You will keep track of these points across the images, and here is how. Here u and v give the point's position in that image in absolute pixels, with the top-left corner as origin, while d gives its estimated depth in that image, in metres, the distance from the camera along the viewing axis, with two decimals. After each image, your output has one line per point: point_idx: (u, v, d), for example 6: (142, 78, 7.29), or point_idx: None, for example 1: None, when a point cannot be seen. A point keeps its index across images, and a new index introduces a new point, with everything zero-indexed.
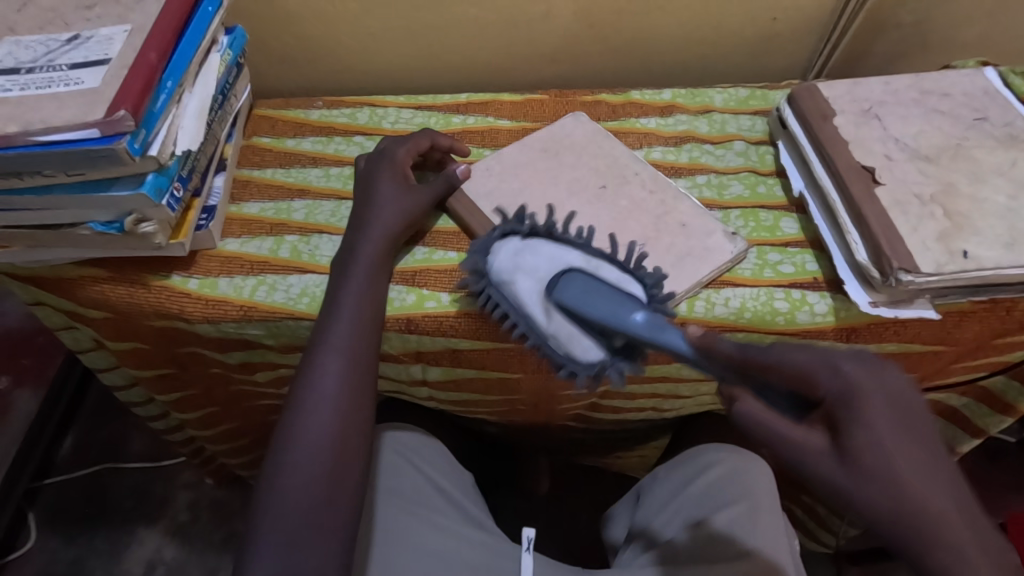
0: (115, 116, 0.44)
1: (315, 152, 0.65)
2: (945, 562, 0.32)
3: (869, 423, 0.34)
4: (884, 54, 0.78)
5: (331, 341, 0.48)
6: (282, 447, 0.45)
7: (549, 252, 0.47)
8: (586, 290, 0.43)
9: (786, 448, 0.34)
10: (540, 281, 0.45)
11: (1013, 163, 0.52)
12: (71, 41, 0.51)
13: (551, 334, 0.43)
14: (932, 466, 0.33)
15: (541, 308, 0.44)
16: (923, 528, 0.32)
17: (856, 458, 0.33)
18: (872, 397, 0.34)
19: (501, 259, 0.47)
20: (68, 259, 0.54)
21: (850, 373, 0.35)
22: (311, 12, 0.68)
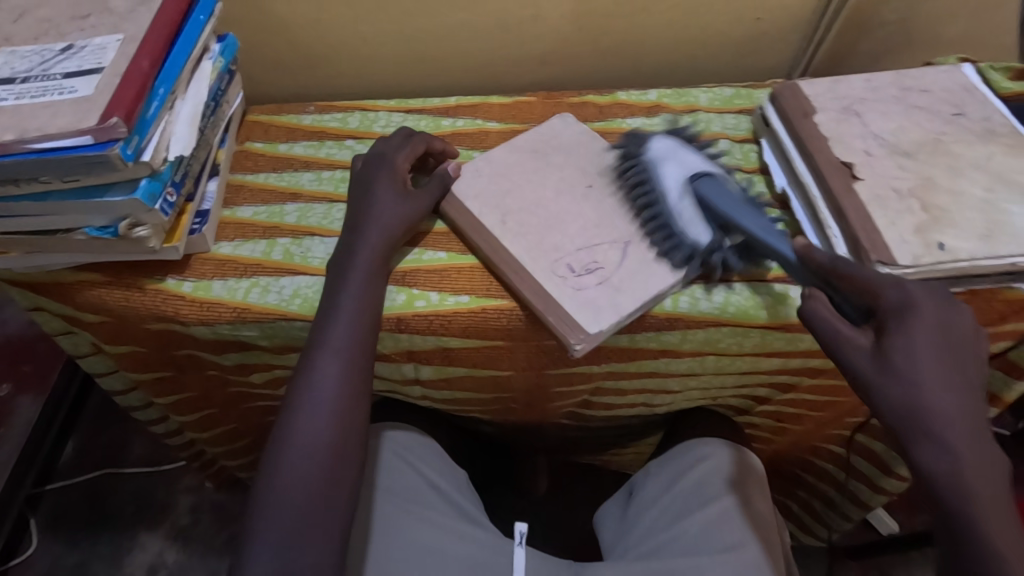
0: (107, 122, 0.45)
1: (307, 156, 0.66)
2: (930, 453, 0.40)
3: (914, 331, 0.42)
4: (869, 52, 0.79)
5: (329, 341, 0.49)
6: (281, 443, 0.46)
7: (699, 158, 0.57)
8: (719, 187, 0.54)
9: (836, 326, 0.44)
10: (686, 173, 0.56)
11: (990, 156, 0.53)
12: (65, 50, 0.53)
13: (677, 212, 0.54)
14: (954, 381, 0.41)
15: (677, 195, 0.55)
16: (924, 422, 0.40)
17: (888, 355, 0.41)
18: (919, 313, 0.43)
19: (655, 151, 0.58)
20: (65, 264, 0.55)
21: (908, 287, 0.44)
22: (301, 19, 0.69)
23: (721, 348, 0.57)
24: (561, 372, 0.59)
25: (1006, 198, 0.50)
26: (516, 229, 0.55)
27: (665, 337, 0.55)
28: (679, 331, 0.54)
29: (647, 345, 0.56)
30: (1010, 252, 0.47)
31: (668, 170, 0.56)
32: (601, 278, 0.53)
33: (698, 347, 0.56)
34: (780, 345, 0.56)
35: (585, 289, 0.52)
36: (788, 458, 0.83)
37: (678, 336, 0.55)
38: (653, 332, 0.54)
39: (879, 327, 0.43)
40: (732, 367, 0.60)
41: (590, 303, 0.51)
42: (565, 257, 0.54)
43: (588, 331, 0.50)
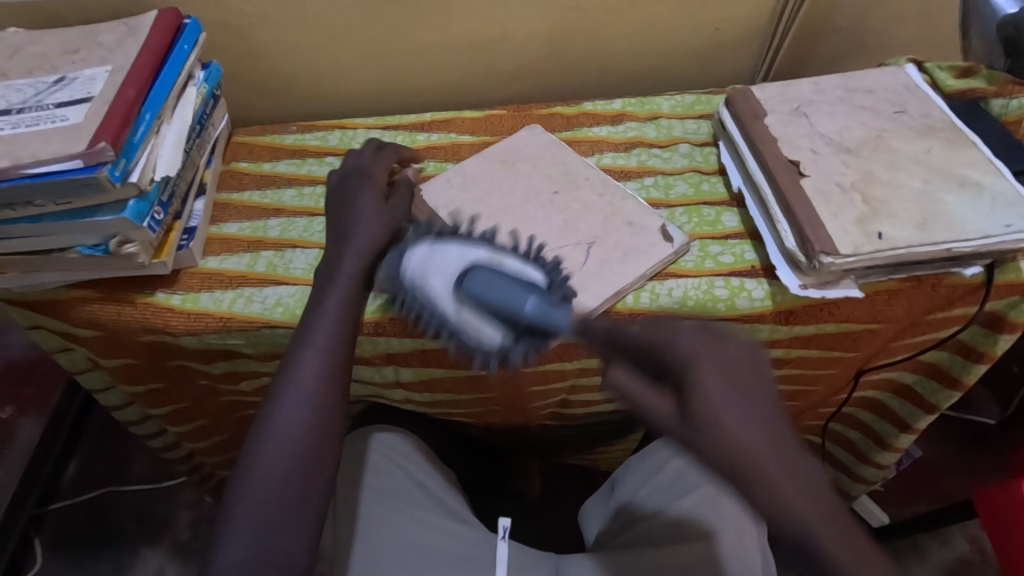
0: (96, 148, 0.49)
1: (290, 174, 0.70)
2: (767, 498, 0.37)
3: (707, 384, 0.39)
4: (826, 55, 0.83)
5: (312, 342, 0.52)
6: (262, 437, 0.49)
7: (455, 252, 0.53)
8: (489, 281, 0.49)
9: (638, 402, 0.40)
10: (450, 277, 0.51)
11: (928, 150, 0.56)
12: (58, 82, 0.56)
13: (460, 322, 0.50)
14: (754, 420, 0.39)
15: (448, 302, 0.50)
16: (750, 469, 0.37)
17: (692, 412, 0.39)
18: (699, 362, 0.40)
19: (412, 254, 0.53)
20: (60, 282, 0.58)
21: (690, 341, 0.41)
22: (281, 45, 0.73)
23: None
24: (534, 370, 0.62)
25: (942, 189, 0.53)
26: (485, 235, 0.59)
27: None
28: None
29: None
30: (944, 239, 0.50)
31: (433, 284, 0.51)
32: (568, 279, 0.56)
33: None
34: None
35: None
36: None
37: None
38: None
39: (674, 390, 0.40)
40: None
41: None
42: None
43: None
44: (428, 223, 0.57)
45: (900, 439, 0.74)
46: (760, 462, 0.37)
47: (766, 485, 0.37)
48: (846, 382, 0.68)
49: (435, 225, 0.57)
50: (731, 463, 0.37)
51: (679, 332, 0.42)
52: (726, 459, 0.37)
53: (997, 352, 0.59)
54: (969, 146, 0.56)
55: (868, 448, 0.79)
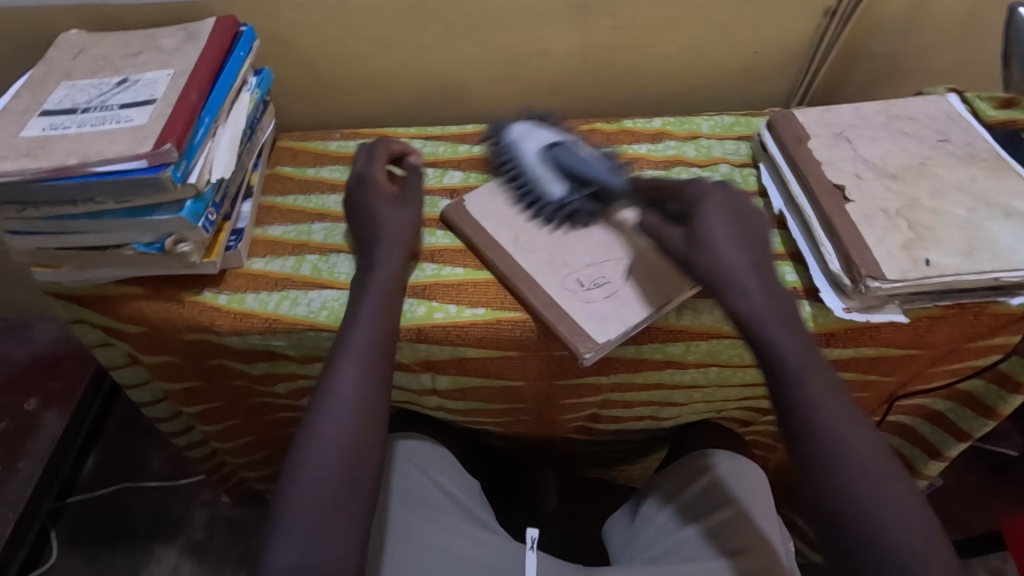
0: (162, 148, 0.50)
1: (334, 179, 0.71)
2: (738, 300, 0.50)
3: (710, 216, 0.53)
4: (862, 81, 0.84)
5: (349, 347, 0.53)
6: (306, 441, 0.50)
7: (552, 134, 0.66)
8: (570, 151, 0.62)
9: (660, 233, 0.55)
10: (542, 146, 0.65)
11: (973, 179, 0.56)
12: (120, 84, 0.58)
13: (534, 179, 0.63)
14: (740, 245, 0.52)
15: (533, 166, 0.64)
16: (728, 281, 0.50)
17: (695, 237, 0.52)
18: (708, 199, 0.54)
19: (517, 134, 0.67)
20: (111, 278, 0.59)
21: (705, 184, 0.55)
22: (329, 55, 0.74)
23: (723, 359, 0.59)
24: (569, 383, 0.62)
25: (988, 217, 0.53)
26: (526, 246, 0.60)
27: (669, 348, 0.58)
28: (682, 343, 0.57)
29: (652, 356, 0.59)
30: (991, 268, 0.50)
31: (523, 147, 0.66)
32: (608, 291, 0.57)
33: (701, 358, 0.59)
34: None
35: (593, 302, 0.56)
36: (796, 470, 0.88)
37: (682, 348, 0.58)
38: (657, 343, 0.57)
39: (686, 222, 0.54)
40: (734, 379, 0.63)
41: (598, 315, 0.55)
42: (575, 272, 0.58)
43: (596, 341, 0.53)
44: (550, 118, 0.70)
45: (930, 466, 0.74)
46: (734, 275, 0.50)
47: (740, 291, 0.50)
48: (878, 406, 0.68)
49: (550, 121, 0.69)
50: (706, 268, 0.51)
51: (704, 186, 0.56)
52: (703, 264, 0.51)
53: None
54: (1014, 176, 0.57)
55: None
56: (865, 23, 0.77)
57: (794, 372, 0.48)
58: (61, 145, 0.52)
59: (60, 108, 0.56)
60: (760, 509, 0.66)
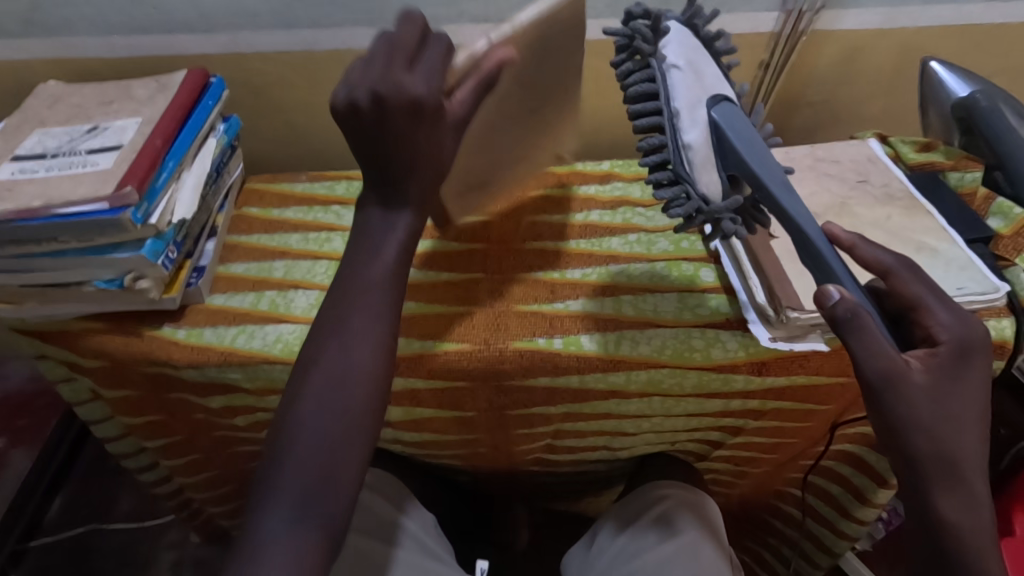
0: (124, 191, 0.54)
1: (297, 220, 0.74)
2: (949, 479, 0.45)
3: (967, 373, 0.47)
4: (802, 126, 0.89)
5: (362, 300, 0.48)
6: (304, 394, 0.45)
7: (716, 74, 0.52)
8: (738, 124, 0.50)
9: (870, 331, 0.45)
10: (703, 91, 0.51)
11: (888, 218, 0.61)
12: (91, 130, 0.62)
13: (691, 148, 0.49)
14: (975, 420, 0.46)
15: (690, 118, 0.50)
16: (949, 453, 0.45)
17: (937, 382, 0.46)
18: (966, 353, 0.47)
19: (676, 55, 0.50)
20: (73, 314, 0.61)
21: (968, 329, 0.48)
22: (297, 102, 0.79)
23: (664, 389, 0.61)
24: (520, 413, 0.64)
25: (900, 252, 0.58)
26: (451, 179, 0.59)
27: (611, 378, 0.60)
28: (623, 372, 0.60)
29: (595, 386, 0.61)
30: None
31: (686, 79, 0.50)
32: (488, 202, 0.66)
33: (643, 388, 0.61)
34: (715, 385, 0.61)
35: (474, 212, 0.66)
36: (755, 501, 0.89)
37: (623, 377, 0.60)
38: (598, 373, 0.60)
39: (934, 364, 0.46)
40: (678, 410, 0.65)
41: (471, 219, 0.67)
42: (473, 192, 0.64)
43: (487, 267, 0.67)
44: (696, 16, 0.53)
45: (879, 494, 0.74)
46: (955, 453, 0.45)
47: (959, 478, 0.45)
48: (821, 434, 0.71)
49: (705, 37, 0.53)
50: (940, 442, 0.45)
51: (908, 276, 0.50)
52: (940, 440, 0.45)
53: None
54: (925, 215, 0.61)
55: (849, 505, 0.79)
56: (798, 74, 0.83)
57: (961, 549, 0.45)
58: (28, 189, 0.55)
59: (31, 153, 0.59)
60: (709, 539, 0.68)
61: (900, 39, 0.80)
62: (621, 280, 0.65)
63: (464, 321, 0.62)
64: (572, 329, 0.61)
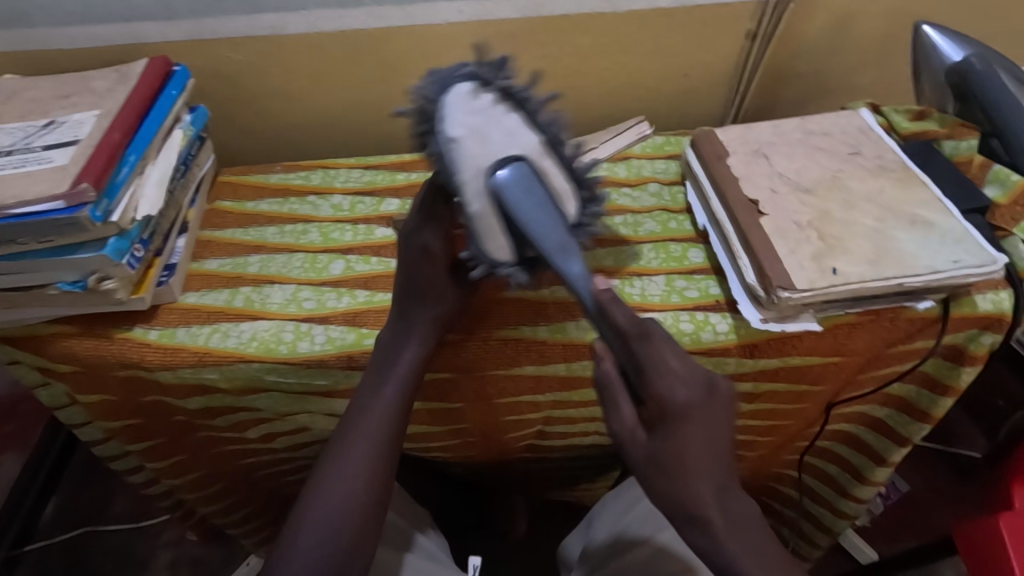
0: (78, 188, 0.51)
1: (272, 212, 0.71)
2: (696, 531, 0.44)
3: (687, 431, 0.43)
4: (792, 99, 0.87)
5: (380, 395, 0.54)
6: (308, 502, 0.52)
7: (508, 134, 0.45)
8: (523, 196, 0.44)
9: (612, 397, 0.44)
10: (488, 157, 0.44)
11: (882, 190, 0.59)
12: (47, 125, 0.59)
13: (473, 220, 0.46)
14: (707, 473, 0.43)
15: (473, 190, 0.45)
16: (687, 508, 0.44)
17: (658, 441, 0.43)
18: (692, 411, 0.43)
19: (454, 123, 0.44)
20: (41, 318, 0.59)
21: (682, 395, 0.43)
22: (268, 90, 0.76)
23: None
24: (507, 402, 0.63)
25: (894, 226, 0.56)
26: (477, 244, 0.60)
27: None
28: None
29: (583, 373, 0.59)
30: (895, 274, 0.52)
31: (467, 153, 0.44)
32: None
33: None
34: None
35: None
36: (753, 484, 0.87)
37: None
38: (586, 360, 0.59)
39: (658, 427, 0.43)
40: None
41: None
42: None
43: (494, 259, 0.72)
44: (496, 65, 0.47)
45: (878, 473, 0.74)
46: (698, 507, 0.44)
47: (695, 521, 0.44)
48: (818, 415, 0.69)
49: (503, 86, 0.47)
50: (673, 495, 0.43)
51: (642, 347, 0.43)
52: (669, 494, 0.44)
53: (961, 385, 0.61)
54: (920, 185, 0.59)
55: (846, 483, 0.79)
56: (787, 44, 0.80)
57: None
58: None
59: None
60: None
61: (891, 4, 0.77)
62: (608, 264, 0.63)
63: (475, 317, 0.59)
64: (558, 317, 0.59)
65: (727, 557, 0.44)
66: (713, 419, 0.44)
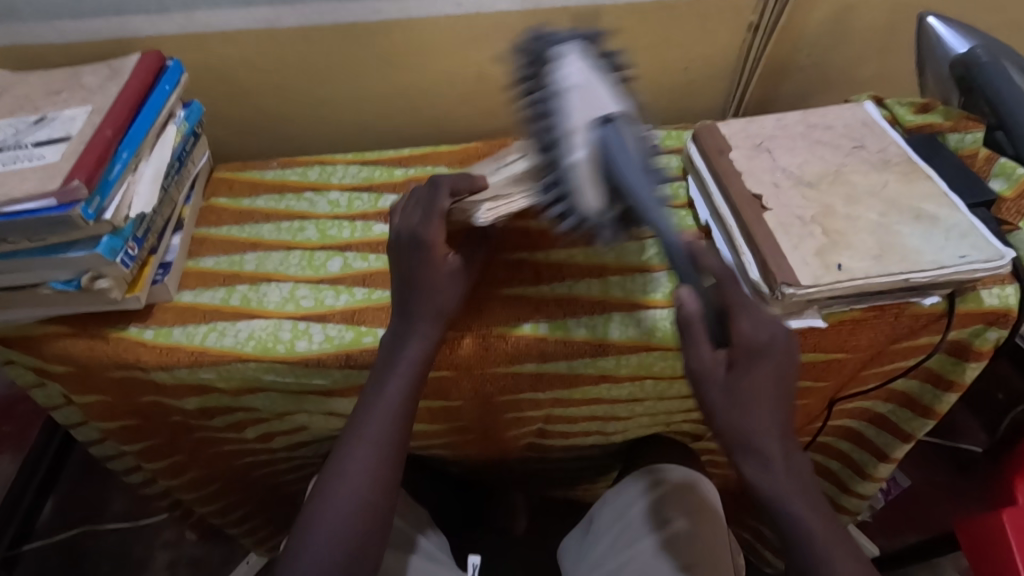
0: (71, 185, 0.50)
1: (268, 209, 0.70)
2: (755, 466, 0.47)
3: (760, 368, 0.46)
4: (793, 92, 0.86)
5: (382, 397, 0.53)
6: (314, 507, 0.51)
7: (609, 93, 0.48)
8: (623, 144, 0.46)
9: (688, 328, 0.45)
10: (594, 109, 0.47)
11: (885, 184, 0.58)
12: (38, 121, 0.58)
13: (573, 168, 0.47)
14: (774, 407, 0.46)
15: (579, 137, 0.47)
16: (748, 442, 0.46)
17: (736, 376, 0.46)
18: (770, 354, 0.46)
19: (571, 76, 0.49)
20: (34, 318, 0.58)
21: (768, 331, 0.46)
22: (264, 84, 0.75)
23: (657, 372, 0.59)
24: (508, 400, 0.62)
25: (899, 221, 0.55)
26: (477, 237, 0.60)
27: (601, 362, 0.58)
28: (612, 357, 0.58)
29: (585, 370, 0.59)
30: (900, 269, 0.52)
31: (576, 103, 0.47)
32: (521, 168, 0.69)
33: (634, 371, 0.59)
34: None
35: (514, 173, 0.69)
36: None
37: (613, 362, 0.58)
38: (588, 358, 0.58)
39: (735, 362, 0.46)
40: (672, 392, 0.62)
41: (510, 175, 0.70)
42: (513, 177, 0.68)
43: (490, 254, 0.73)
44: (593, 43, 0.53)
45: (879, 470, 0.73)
46: (760, 440, 0.46)
47: (759, 455, 0.46)
48: (820, 411, 0.68)
49: (602, 64, 0.52)
50: (733, 430, 0.46)
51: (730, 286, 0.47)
52: (730, 429, 0.46)
53: (966, 380, 0.60)
54: (924, 179, 0.59)
55: (848, 479, 0.78)
56: (789, 36, 0.79)
57: (800, 538, 0.47)
58: None
59: None
60: (710, 523, 0.66)
61: None
62: (609, 260, 0.63)
63: (472, 311, 0.59)
64: (558, 314, 0.59)
65: (783, 494, 0.47)
66: (784, 361, 0.47)
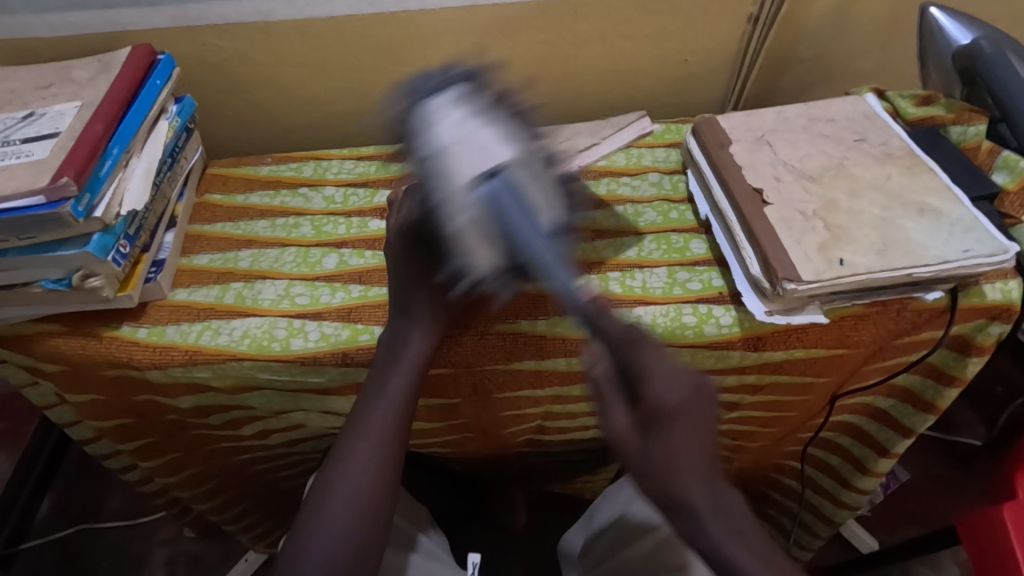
0: (60, 182, 0.49)
1: (263, 205, 0.70)
2: (696, 529, 0.42)
3: (675, 431, 0.40)
4: (793, 85, 0.85)
5: (385, 394, 0.52)
6: (314, 509, 0.50)
7: (492, 138, 0.43)
8: (511, 198, 0.41)
9: (603, 404, 0.41)
10: (472, 167, 0.42)
11: (887, 178, 0.58)
12: (27, 117, 0.57)
13: (460, 229, 0.43)
14: (694, 471, 0.41)
15: (458, 198, 0.43)
16: (680, 507, 0.41)
17: (648, 439, 0.41)
18: (680, 416, 0.41)
19: (447, 127, 0.43)
20: (25, 316, 0.57)
21: (677, 393, 0.41)
22: (258, 78, 0.74)
23: None
24: (507, 396, 0.61)
25: (902, 215, 0.55)
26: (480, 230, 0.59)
27: None
28: None
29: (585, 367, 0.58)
30: (904, 264, 0.51)
31: (450, 161, 0.43)
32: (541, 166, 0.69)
33: None
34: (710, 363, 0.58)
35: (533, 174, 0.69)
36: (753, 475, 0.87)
37: None
38: None
39: (645, 426, 0.41)
40: None
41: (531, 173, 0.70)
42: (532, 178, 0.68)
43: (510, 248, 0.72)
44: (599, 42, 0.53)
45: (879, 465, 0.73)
46: (686, 507, 0.41)
47: (687, 518, 0.41)
48: (820, 407, 0.68)
49: None
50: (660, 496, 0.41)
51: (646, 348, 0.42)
52: (655, 494, 0.41)
53: (967, 376, 0.60)
54: (927, 173, 0.58)
55: (848, 474, 0.78)
56: (789, 28, 0.78)
57: None
58: None
59: None
60: None
61: None
62: (608, 256, 0.62)
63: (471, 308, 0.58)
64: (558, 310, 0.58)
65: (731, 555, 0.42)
66: (695, 421, 0.41)
